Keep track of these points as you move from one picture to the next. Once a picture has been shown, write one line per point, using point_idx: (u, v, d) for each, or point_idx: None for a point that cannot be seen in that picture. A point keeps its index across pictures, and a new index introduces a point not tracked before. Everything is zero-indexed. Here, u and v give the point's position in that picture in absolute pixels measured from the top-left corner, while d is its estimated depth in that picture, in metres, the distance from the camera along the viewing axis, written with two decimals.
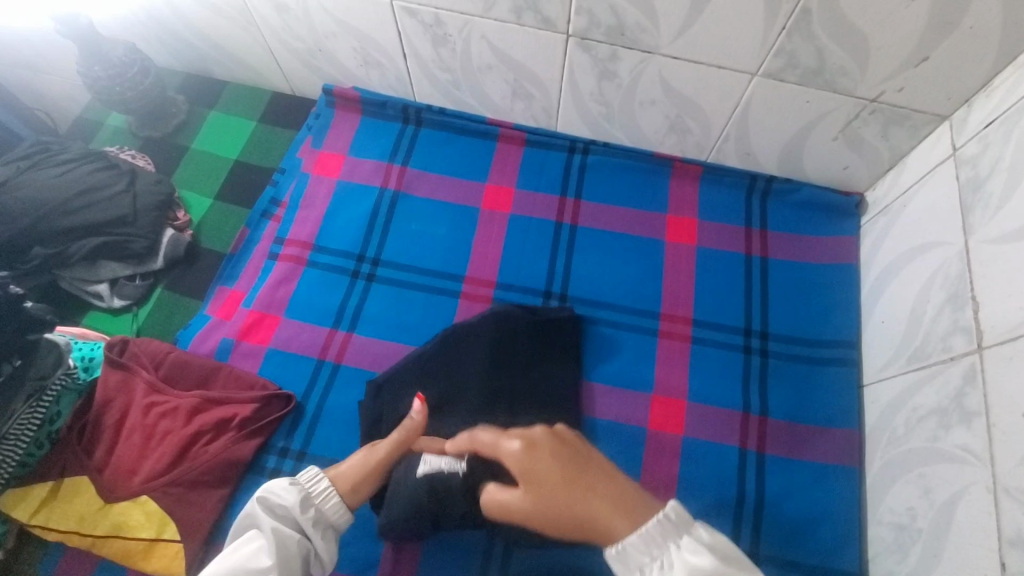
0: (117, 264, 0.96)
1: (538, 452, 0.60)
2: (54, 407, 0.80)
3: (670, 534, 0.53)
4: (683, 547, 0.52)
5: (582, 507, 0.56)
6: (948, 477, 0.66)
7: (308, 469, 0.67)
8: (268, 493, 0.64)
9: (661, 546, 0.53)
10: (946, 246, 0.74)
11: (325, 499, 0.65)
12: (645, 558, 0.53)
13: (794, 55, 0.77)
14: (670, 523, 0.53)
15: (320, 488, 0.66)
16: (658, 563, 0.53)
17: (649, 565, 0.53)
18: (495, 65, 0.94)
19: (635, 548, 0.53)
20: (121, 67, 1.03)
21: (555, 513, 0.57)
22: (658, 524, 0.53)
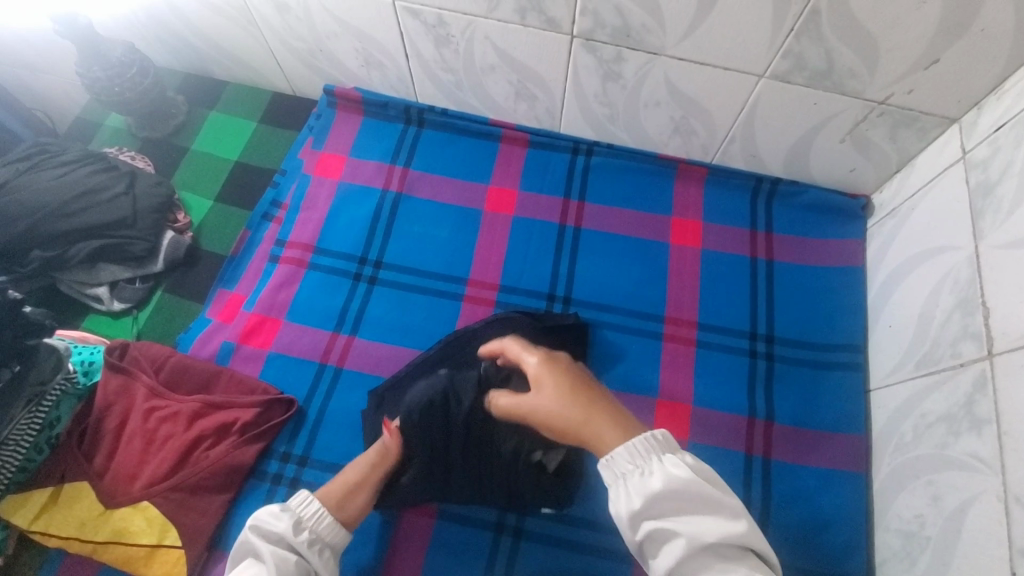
0: (117, 267, 0.96)
1: (555, 364, 0.65)
2: (53, 412, 0.80)
3: (655, 449, 0.56)
4: (667, 462, 0.55)
5: (579, 410, 0.60)
6: (958, 485, 0.65)
7: (298, 493, 0.65)
8: (258, 520, 0.62)
9: (646, 457, 0.55)
10: (956, 250, 0.73)
11: (318, 520, 0.63)
12: (628, 465, 0.55)
13: (802, 56, 0.76)
14: (653, 440, 0.56)
15: (311, 510, 0.64)
16: (640, 471, 0.55)
17: (630, 473, 0.55)
18: (498, 66, 0.93)
19: (622, 456, 0.55)
20: (121, 67, 1.02)
21: (556, 411, 0.61)
22: (646, 440, 0.56)
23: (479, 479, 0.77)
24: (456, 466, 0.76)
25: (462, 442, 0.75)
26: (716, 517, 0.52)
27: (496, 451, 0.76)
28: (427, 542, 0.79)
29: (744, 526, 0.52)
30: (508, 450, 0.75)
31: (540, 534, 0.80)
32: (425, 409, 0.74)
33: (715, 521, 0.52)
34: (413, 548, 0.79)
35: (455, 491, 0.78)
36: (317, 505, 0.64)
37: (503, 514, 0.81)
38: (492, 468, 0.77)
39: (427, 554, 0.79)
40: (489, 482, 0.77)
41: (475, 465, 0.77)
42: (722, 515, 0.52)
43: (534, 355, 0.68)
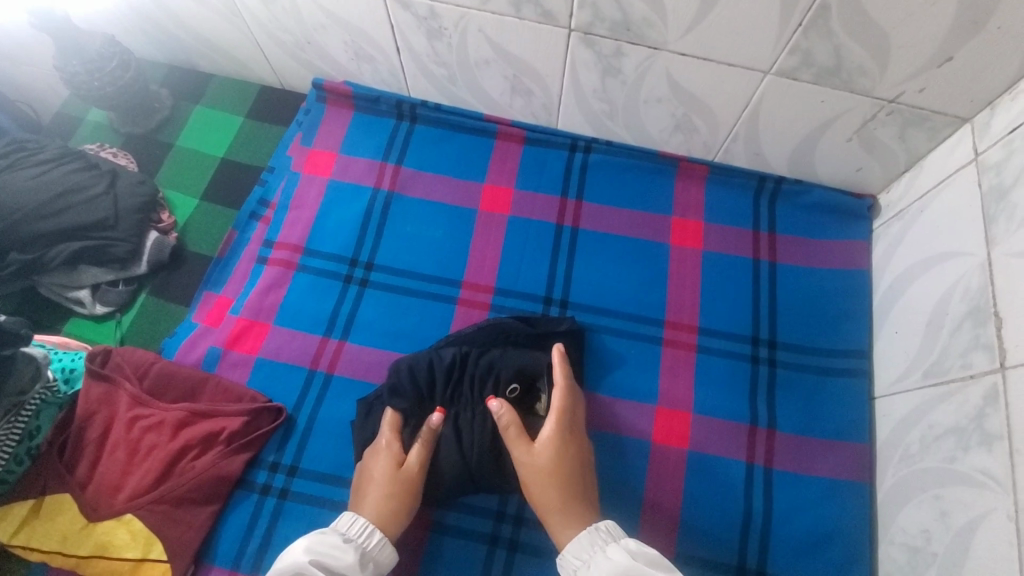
0: (100, 269, 0.93)
1: (566, 438, 0.71)
2: (33, 422, 0.77)
3: (599, 542, 0.64)
4: (608, 551, 0.63)
5: (554, 496, 0.68)
6: (967, 502, 0.63)
7: (357, 521, 0.68)
8: (322, 549, 0.64)
9: (591, 550, 0.64)
10: (967, 257, 0.70)
11: (379, 549, 0.67)
12: (577, 560, 0.64)
13: (810, 53, 0.72)
14: (600, 533, 0.65)
15: (374, 541, 0.67)
16: (586, 564, 0.63)
17: (580, 568, 0.63)
18: (493, 60, 0.90)
19: (571, 551, 0.65)
20: (100, 61, 0.98)
21: (545, 475, 0.69)
22: (591, 532, 0.65)
23: (466, 443, 0.74)
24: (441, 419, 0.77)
25: (445, 390, 0.78)
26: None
27: (474, 395, 0.78)
28: (421, 555, 0.77)
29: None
30: (487, 389, 0.77)
31: (538, 547, 0.77)
32: (411, 365, 0.79)
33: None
34: (407, 562, 0.77)
35: (445, 467, 0.74)
36: (380, 535, 0.68)
37: (498, 525, 0.79)
38: (471, 415, 0.76)
39: (420, 568, 0.76)
40: (475, 443, 0.74)
41: (459, 418, 0.77)
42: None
43: (555, 416, 0.72)
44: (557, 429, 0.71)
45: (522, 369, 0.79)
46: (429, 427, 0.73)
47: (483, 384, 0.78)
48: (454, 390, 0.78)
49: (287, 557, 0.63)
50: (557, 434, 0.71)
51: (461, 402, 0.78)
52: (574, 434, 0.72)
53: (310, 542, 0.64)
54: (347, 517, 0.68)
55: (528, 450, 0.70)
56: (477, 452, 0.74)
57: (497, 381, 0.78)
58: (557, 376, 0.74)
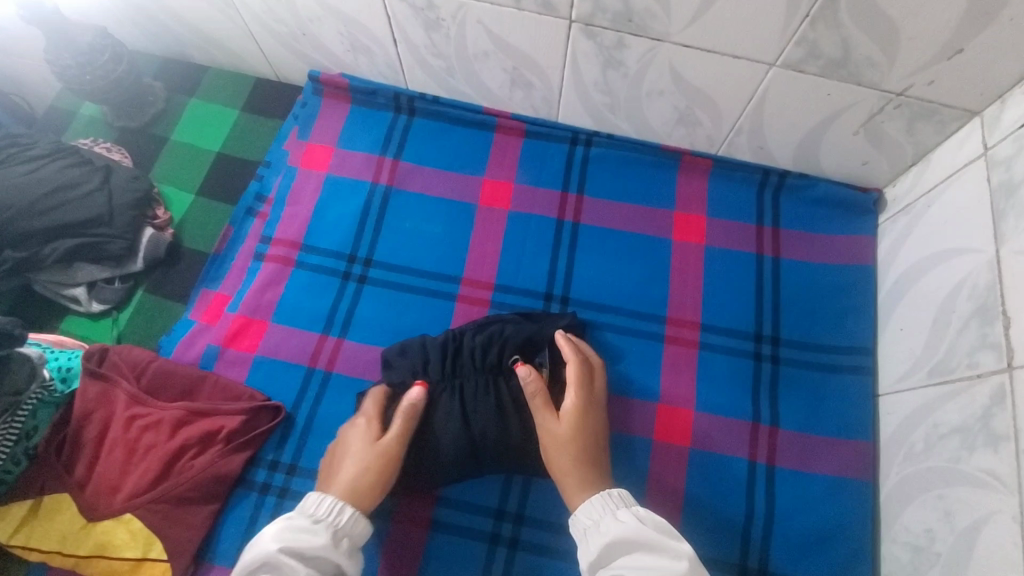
0: (95, 266, 0.92)
1: (586, 407, 0.74)
2: (30, 422, 0.76)
3: (610, 505, 0.65)
4: (620, 513, 0.64)
5: (571, 459, 0.70)
6: (971, 502, 0.63)
7: (324, 501, 0.67)
8: (291, 536, 0.63)
9: (603, 511, 0.65)
10: (975, 254, 0.69)
11: (352, 524, 0.66)
12: (587, 520, 0.65)
13: (817, 44, 0.71)
14: (613, 498, 0.66)
15: (345, 517, 0.66)
16: (596, 524, 0.64)
17: (589, 528, 0.64)
18: (492, 52, 0.88)
19: (583, 511, 0.66)
20: (91, 54, 0.96)
21: (567, 446, 0.71)
22: (604, 495, 0.66)
23: (472, 414, 0.76)
24: (445, 391, 0.78)
25: (444, 364, 0.79)
26: (658, 557, 0.59)
27: (476, 368, 0.79)
28: (422, 552, 0.76)
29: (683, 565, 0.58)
30: (491, 357, 0.79)
31: (539, 544, 0.77)
32: (403, 343, 0.81)
33: (657, 561, 0.59)
34: (407, 560, 0.76)
35: (445, 443, 0.75)
36: (350, 510, 0.67)
37: (499, 523, 0.78)
38: (475, 388, 0.78)
39: (421, 567, 0.76)
40: (481, 411, 0.76)
41: (464, 390, 0.78)
42: (665, 555, 0.59)
43: (573, 387, 0.74)
44: (578, 400, 0.73)
45: (527, 341, 0.81)
46: (409, 400, 0.74)
47: (485, 356, 0.79)
48: (455, 363, 0.79)
49: (256, 547, 0.63)
50: (578, 406, 0.73)
51: (465, 373, 0.79)
52: (592, 406, 0.74)
53: (279, 530, 0.63)
54: (314, 498, 0.67)
55: (552, 418, 0.73)
56: (484, 424, 0.75)
57: (502, 353, 0.79)
58: (568, 352, 0.77)
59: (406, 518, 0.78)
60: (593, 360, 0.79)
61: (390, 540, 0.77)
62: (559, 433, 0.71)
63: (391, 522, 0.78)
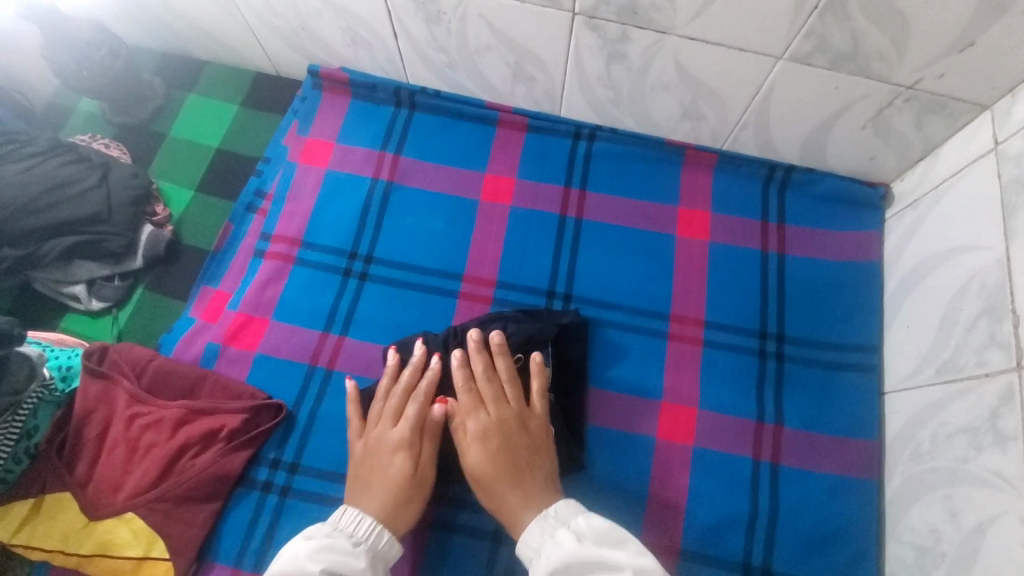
0: (94, 264, 0.91)
1: (487, 431, 0.71)
2: (31, 421, 0.76)
3: (549, 528, 0.63)
4: (556, 535, 0.61)
5: (499, 482, 0.68)
6: (978, 503, 0.62)
7: (365, 521, 0.65)
8: (332, 556, 0.60)
9: (542, 538, 0.62)
10: (984, 251, 0.68)
11: (386, 549, 0.65)
12: (530, 550, 0.63)
13: (825, 38, 0.69)
14: (549, 519, 0.64)
15: (382, 542, 0.65)
16: (539, 553, 0.62)
17: (534, 557, 0.62)
18: (494, 46, 0.86)
19: (524, 540, 0.63)
20: (89, 50, 0.96)
21: (480, 473, 0.69)
22: (540, 521, 0.64)
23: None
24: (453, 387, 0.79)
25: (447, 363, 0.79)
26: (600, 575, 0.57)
27: None
28: (424, 551, 0.76)
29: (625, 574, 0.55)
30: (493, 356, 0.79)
31: None
32: (407, 343, 0.81)
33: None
34: (409, 560, 0.76)
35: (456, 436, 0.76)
36: (388, 535, 0.65)
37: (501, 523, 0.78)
38: None
39: (423, 565, 0.76)
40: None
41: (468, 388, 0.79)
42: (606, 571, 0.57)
43: (470, 413, 0.73)
44: (475, 425, 0.71)
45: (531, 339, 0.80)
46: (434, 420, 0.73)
47: None
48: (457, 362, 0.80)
49: (292, 562, 0.59)
50: (476, 429, 0.71)
51: None
52: (498, 426, 0.71)
53: (318, 547, 0.60)
54: (354, 517, 0.65)
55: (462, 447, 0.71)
56: None
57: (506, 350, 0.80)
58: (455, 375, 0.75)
59: None
60: (481, 377, 0.75)
61: None
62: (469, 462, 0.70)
63: None
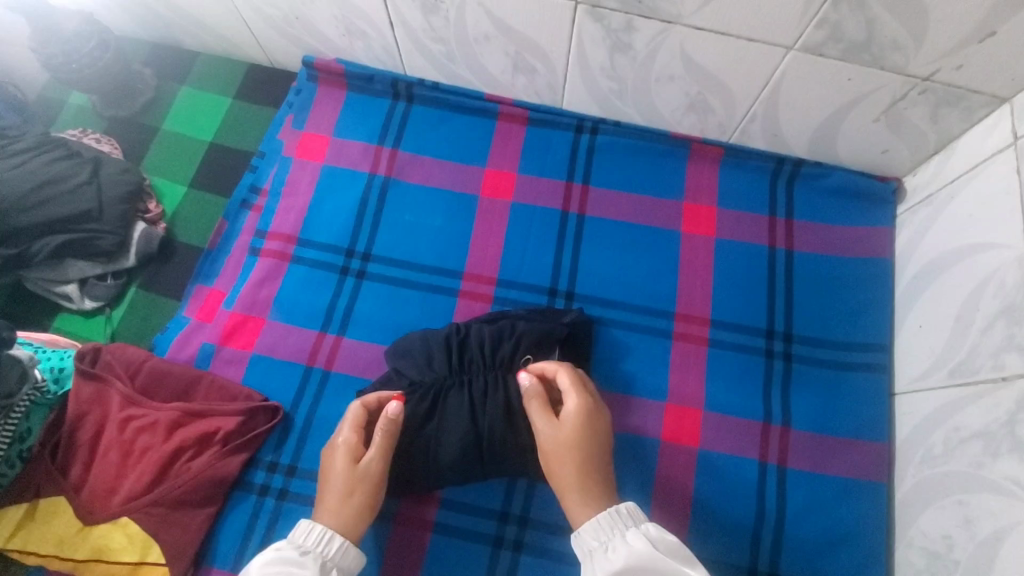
0: (86, 263, 0.90)
1: (589, 411, 0.69)
2: (24, 424, 0.75)
3: (619, 525, 0.62)
4: (628, 537, 0.60)
5: (569, 471, 0.66)
6: (993, 511, 0.60)
7: (314, 529, 0.64)
8: (277, 567, 0.60)
9: (611, 533, 0.61)
10: (1002, 249, 0.66)
11: (341, 555, 0.64)
12: (594, 541, 0.61)
13: (839, 27, 0.66)
14: (621, 517, 0.62)
15: (335, 547, 0.64)
16: (604, 547, 0.61)
17: (596, 550, 0.61)
18: (494, 36, 0.84)
19: (588, 532, 0.62)
20: (77, 41, 0.94)
21: (573, 452, 0.66)
22: (611, 514, 0.62)
23: (476, 411, 0.74)
24: (453, 387, 0.76)
25: (451, 361, 0.76)
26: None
27: (485, 362, 0.76)
28: (423, 556, 0.75)
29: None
30: (501, 353, 0.76)
31: (544, 548, 0.75)
32: (406, 342, 0.78)
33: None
34: (409, 564, 0.75)
35: (451, 440, 0.73)
36: (340, 540, 0.65)
37: (502, 526, 0.76)
38: (486, 383, 0.76)
39: (424, 570, 0.74)
40: (489, 409, 0.74)
41: (472, 387, 0.76)
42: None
43: (572, 391, 0.70)
44: (580, 404, 0.69)
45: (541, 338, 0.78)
46: (387, 417, 0.68)
47: (496, 351, 0.77)
48: (462, 359, 0.76)
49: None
50: (578, 410, 0.68)
51: (473, 370, 0.77)
52: (595, 410, 0.69)
53: (266, 561, 0.61)
54: (302, 528, 0.65)
55: (556, 425, 0.68)
56: (494, 425, 0.73)
57: (515, 347, 0.77)
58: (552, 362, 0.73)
59: (408, 521, 0.76)
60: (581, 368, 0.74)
61: (392, 543, 0.75)
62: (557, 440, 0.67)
63: (393, 525, 0.76)
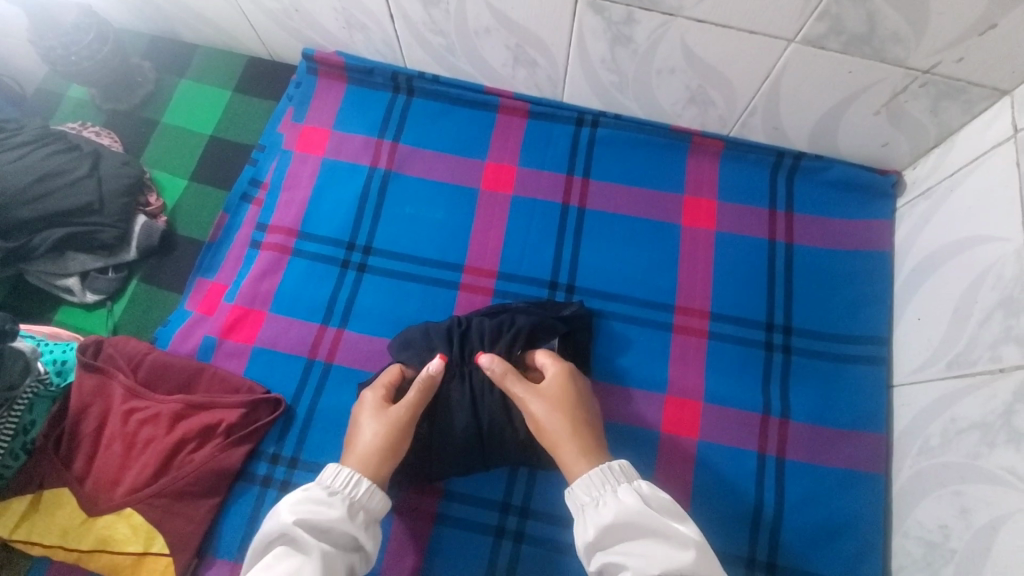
0: (87, 256, 0.90)
1: (569, 373, 0.73)
2: (27, 416, 0.76)
3: (611, 481, 0.62)
4: (619, 492, 0.61)
5: (557, 428, 0.67)
6: (989, 500, 0.61)
7: (341, 472, 0.65)
8: (306, 508, 0.61)
9: (603, 488, 0.62)
10: (1002, 242, 0.66)
11: (368, 497, 0.64)
12: (585, 496, 0.62)
13: (840, 19, 0.66)
14: (613, 472, 0.63)
15: (361, 489, 0.64)
16: (595, 503, 0.61)
17: (588, 505, 0.62)
18: (495, 29, 0.83)
19: (580, 487, 0.62)
20: (76, 34, 0.93)
21: (561, 411, 0.69)
22: (603, 471, 0.63)
23: (478, 403, 0.74)
24: (454, 377, 0.76)
25: (453, 351, 0.77)
26: (663, 546, 0.57)
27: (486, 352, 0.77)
28: (425, 546, 0.76)
29: (690, 554, 0.56)
30: (502, 344, 0.77)
31: (544, 538, 0.76)
32: (407, 334, 0.79)
33: (661, 550, 0.57)
34: (411, 554, 0.75)
35: (454, 431, 0.73)
36: (366, 483, 0.65)
37: (504, 517, 0.77)
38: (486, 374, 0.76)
39: (425, 560, 0.75)
40: (488, 399, 0.74)
41: (473, 378, 0.76)
42: (671, 544, 0.57)
43: (551, 359, 0.74)
44: (559, 365, 0.73)
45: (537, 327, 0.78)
46: (426, 373, 0.71)
47: (496, 340, 0.77)
48: (463, 349, 0.77)
49: (275, 516, 0.61)
50: (556, 372, 0.73)
51: (475, 361, 0.77)
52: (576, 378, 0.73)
53: (295, 502, 0.62)
54: (331, 469, 0.65)
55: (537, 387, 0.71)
56: (494, 416, 0.74)
57: (513, 340, 0.77)
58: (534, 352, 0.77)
59: (410, 511, 0.77)
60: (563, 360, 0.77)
61: (394, 534, 0.76)
62: (542, 405, 0.69)
63: (395, 515, 0.77)
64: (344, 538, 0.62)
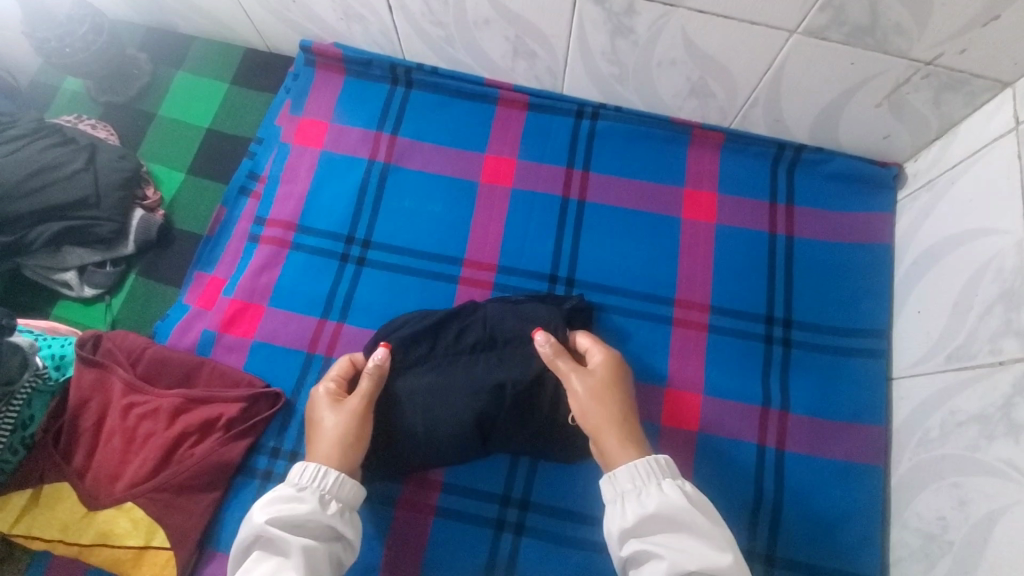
0: (85, 250, 0.89)
1: (616, 364, 0.73)
2: (26, 411, 0.74)
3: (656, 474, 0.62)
4: (665, 486, 0.61)
5: (604, 414, 0.68)
6: (987, 492, 0.61)
7: (307, 468, 0.65)
8: (275, 508, 0.61)
9: (647, 479, 0.62)
10: (1002, 235, 0.66)
11: (339, 487, 0.65)
12: (628, 484, 0.62)
13: (843, 10, 0.66)
14: (659, 466, 0.63)
15: (330, 479, 0.64)
16: (638, 491, 0.62)
17: (629, 492, 0.62)
18: (494, 20, 0.83)
19: (625, 475, 0.62)
20: (69, 25, 0.92)
21: (601, 402, 0.69)
22: (649, 463, 0.63)
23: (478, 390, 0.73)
24: (450, 364, 0.76)
25: (449, 339, 0.77)
26: (701, 543, 0.57)
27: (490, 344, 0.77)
28: (426, 539, 0.76)
29: (727, 557, 0.56)
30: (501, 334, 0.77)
31: (545, 531, 0.76)
32: (394, 321, 0.80)
33: (699, 548, 0.57)
34: (412, 547, 0.76)
35: (452, 418, 0.73)
36: (334, 473, 0.65)
37: (504, 509, 0.77)
38: (490, 360, 0.75)
39: (426, 553, 0.75)
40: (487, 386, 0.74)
41: (475, 364, 0.75)
42: (707, 543, 0.57)
43: (597, 345, 0.74)
44: (607, 355, 0.73)
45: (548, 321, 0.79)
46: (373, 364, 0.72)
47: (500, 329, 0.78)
48: (459, 340, 0.77)
49: (247, 522, 0.62)
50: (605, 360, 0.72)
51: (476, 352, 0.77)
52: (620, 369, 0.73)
53: (263, 504, 0.62)
54: (296, 467, 0.65)
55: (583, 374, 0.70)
56: (499, 405, 0.73)
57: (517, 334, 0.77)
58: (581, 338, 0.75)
59: (410, 504, 0.77)
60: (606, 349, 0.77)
61: (394, 527, 0.76)
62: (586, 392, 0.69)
63: (395, 509, 0.77)
64: (324, 530, 0.63)
